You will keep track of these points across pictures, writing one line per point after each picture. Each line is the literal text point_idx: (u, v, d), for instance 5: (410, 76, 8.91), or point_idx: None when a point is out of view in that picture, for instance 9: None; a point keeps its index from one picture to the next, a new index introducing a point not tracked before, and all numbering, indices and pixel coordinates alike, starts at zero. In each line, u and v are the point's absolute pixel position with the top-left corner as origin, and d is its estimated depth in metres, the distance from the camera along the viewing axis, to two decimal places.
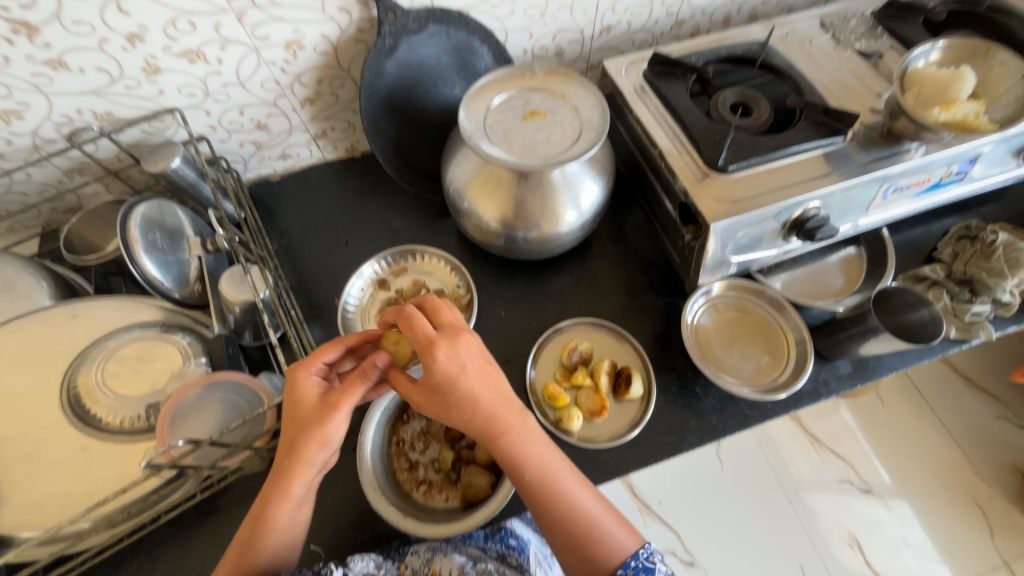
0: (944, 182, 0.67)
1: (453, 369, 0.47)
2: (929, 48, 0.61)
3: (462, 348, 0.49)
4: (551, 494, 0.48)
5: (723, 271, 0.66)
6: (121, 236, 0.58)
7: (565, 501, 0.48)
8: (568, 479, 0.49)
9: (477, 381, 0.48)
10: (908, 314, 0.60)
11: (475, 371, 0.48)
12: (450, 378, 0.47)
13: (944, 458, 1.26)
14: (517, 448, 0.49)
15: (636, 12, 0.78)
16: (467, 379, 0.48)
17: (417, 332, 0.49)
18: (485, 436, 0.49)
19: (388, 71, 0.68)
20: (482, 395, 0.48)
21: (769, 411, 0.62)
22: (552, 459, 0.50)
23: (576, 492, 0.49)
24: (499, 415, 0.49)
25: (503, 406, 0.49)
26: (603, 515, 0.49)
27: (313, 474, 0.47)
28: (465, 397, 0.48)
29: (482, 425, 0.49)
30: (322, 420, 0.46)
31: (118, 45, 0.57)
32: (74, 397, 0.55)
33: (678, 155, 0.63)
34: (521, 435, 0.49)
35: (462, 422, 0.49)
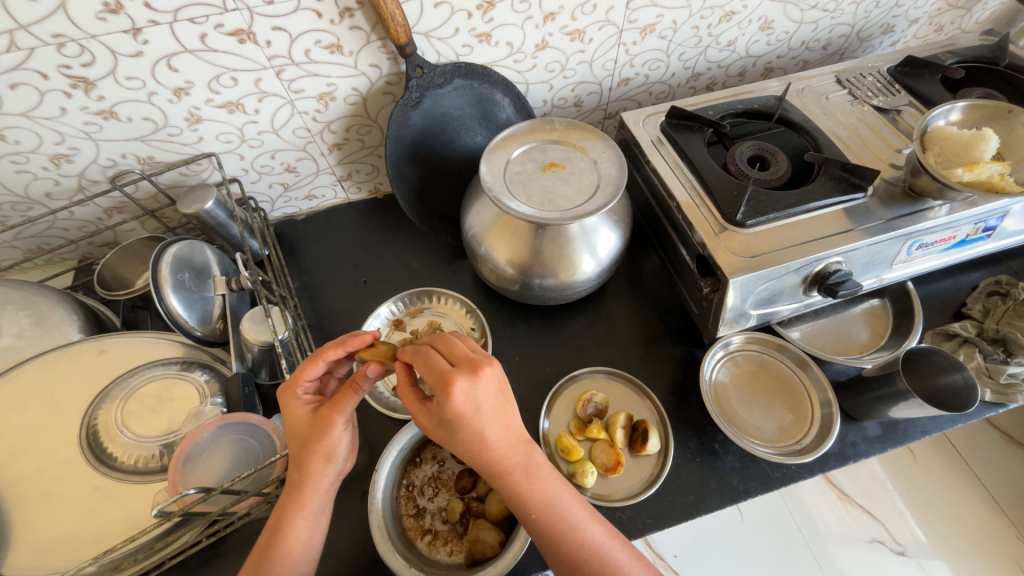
0: (970, 239, 0.66)
1: (468, 407, 0.43)
2: (949, 108, 0.61)
3: (483, 385, 0.44)
4: (559, 534, 0.46)
5: (742, 324, 0.65)
6: (152, 276, 0.59)
7: (572, 539, 0.46)
8: (579, 514, 0.47)
9: (492, 420, 0.45)
10: (939, 378, 0.58)
11: (490, 408, 0.45)
12: (465, 416, 0.43)
13: (983, 520, 1.17)
14: (524, 487, 0.46)
15: (654, 66, 0.80)
16: (480, 419, 0.44)
17: (434, 367, 0.45)
18: (488, 473, 0.46)
19: (413, 121, 0.71)
20: (494, 433, 0.45)
21: (793, 474, 0.60)
22: (560, 493, 0.47)
23: (588, 528, 0.47)
24: (507, 452, 0.46)
25: (511, 442, 0.46)
26: (617, 549, 0.47)
27: (328, 485, 0.48)
28: (477, 435, 0.44)
29: (488, 462, 0.46)
30: (319, 434, 0.46)
31: (165, 98, 0.61)
32: (92, 434, 0.56)
33: (695, 207, 0.63)
34: (524, 475, 0.46)
35: (470, 455, 0.46)
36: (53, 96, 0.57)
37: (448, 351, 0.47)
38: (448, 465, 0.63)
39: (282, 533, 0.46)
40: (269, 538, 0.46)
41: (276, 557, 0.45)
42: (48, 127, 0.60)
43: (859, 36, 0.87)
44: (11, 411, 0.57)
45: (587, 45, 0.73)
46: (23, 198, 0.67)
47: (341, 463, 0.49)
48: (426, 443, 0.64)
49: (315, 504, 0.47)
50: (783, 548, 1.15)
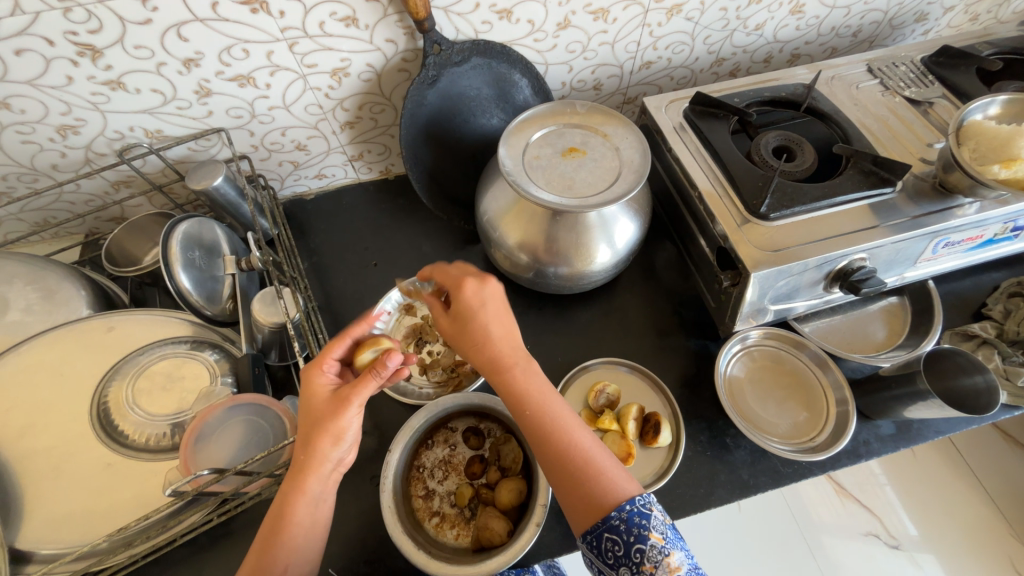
0: (997, 238, 0.64)
1: (476, 300, 0.49)
2: (988, 102, 0.59)
3: (491, 286, 0.50)
4: (546, 429, 0.45)
5: (759, 319, 0.64)
6: (162, 253, 0.58)
7: (558, 437, 0.45)
8: (567, 417, 0.46)
9: (493, 318, 0.49)
10: (960, 379, 0.57)
11: (495, 308, 0.49)
12: (472, 308, 0.49)
13: (977, 516, 1.19)
14: (519, 380, 0.47)
15: (677, 50, 0.77)
16: (489, 316, 0.48)
17: (451, 271, 0.53)
18: (489, 370, 0.48)
19: (429, 100, 0.68)
20: (495, 329, 0.48)
21: (804, 470, 0.59)
22: (555, 397, 0.47)
23: (575, 431, 0.46)
24: (510, 349, 0.48)
25: (511, 341, 0.49)
26: (603, 459, 0.45)
27: (330, 469, 0.47)
28: (483, 328, 0.48)
29: (490, 356, 0.48)
30: (339, 410, 0.45)
31: (174, 69, 0.59)
32: (103, 411, 0.56)
33: (717, 197, 0.62)
34: (523, 368, 0.48)
35: (475, 350, 0.48)
36: (59, 64, 0.55)
37: (464, 267, 0.54)
38: (459, 449, 0.63)
39: (283, 522, 0.44)
40: (270, 528, 0.44)
41: (278, 548, 0.44)
42: (54, 96, 0.58)
43: (891, 23, 0.84)
44: (21, 385, 0.57)
45: (611, 25, 0.70)
46: (29, 169, 0.65)
47: (342, 453, 0.47)
48: (439, 426, 0.64)
49: (315, 488, 0.45)
50: (778, 539, 1.16)
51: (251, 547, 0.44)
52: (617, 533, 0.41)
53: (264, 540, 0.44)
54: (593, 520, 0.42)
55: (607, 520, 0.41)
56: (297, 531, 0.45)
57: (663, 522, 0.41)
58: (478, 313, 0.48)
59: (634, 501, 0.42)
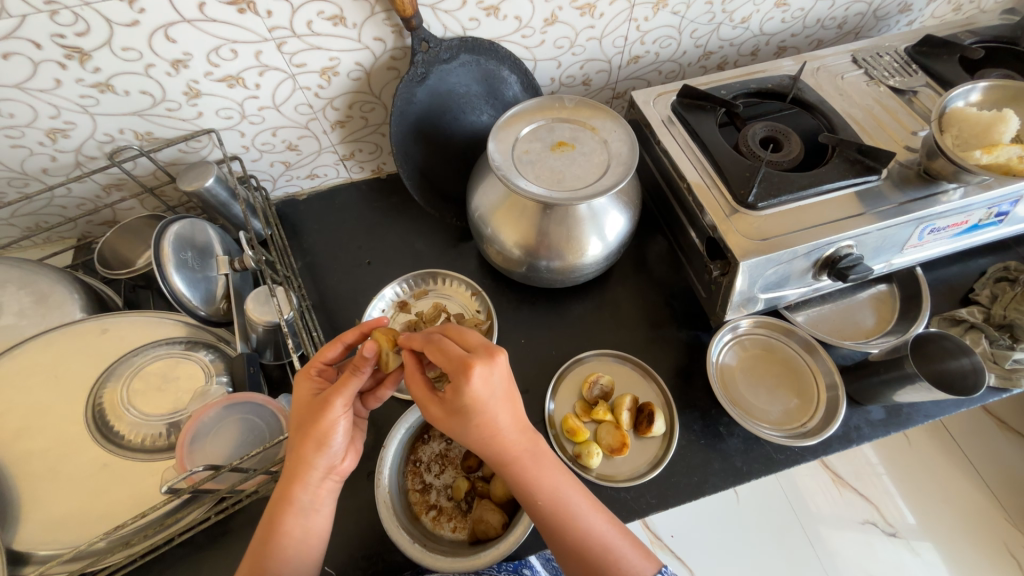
0: (982, 224, 0.65)
1: (484, 393, 0.44)
2: (969, 89, 0.60)
3: (498, 370, 0.45)
4: (564, 520, 0.46)
5: (750, 308, 0.65)
6: (155, 254, 0.59)
7: (575, 528, 0.46)
8: (581, 504, 0.47)
9: (502, 407, 0.46)
10: (947, 362, 0.58)
11: (503, 396, 0.46)
12: (479, 402, 0.44)
13: (972, 502, 1.20)
14: (530, 474, 0.47)
15: (664, 44, 0.78)
16: (492, 409, 0.45)
17: (449, 352, 0.46)
18: (496, 461, 0.47)
19: (419, 98, 0.69)
20: (505, 419, 0.46)
21: (796, 456, 0.60)
22: (567, 484, 0.48)
23: (590, 517, 0.47)
24: (514, 439, 0.47)
25: (520, 431, 0.47)
26: (619, 540, 0.46)
27: (318, 479, 0.46)
28: (488, 422, 0.45)
29: (497, 450, 0.47)
30: (319, 415, 0.45)
31: (163, 70, 0.59)
32: (98, 413, 0.56)
33: (706, 188, 0.62)
34: (532, 461, 0.47)
35: (479, 444, 0.47)
36: (47, 68, 0.55)
37: (462, 337, 0.48)
38: (455, 443, 0.64)
39: (272, 529, 0.45)
40: (264, 539, 0.45)
41: (269, 551, 0.44)
42: (42, 99, 0.58)
43: (875, 15, 0.85)
44: (15, 389, 0.57)
45: (598, 20, 0.70)
46: (20, 174, 0.65)
47: (332, 459, 0.46)
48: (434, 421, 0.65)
49: (303, 497, 0.45)
50: (777, 529, 1.17)
51: (248, 552, 0.45)
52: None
53: (258, 549, 0.45)
54: None
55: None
56: (286, 542, 0.45)
57: None
58: (483, 409, 0.45)
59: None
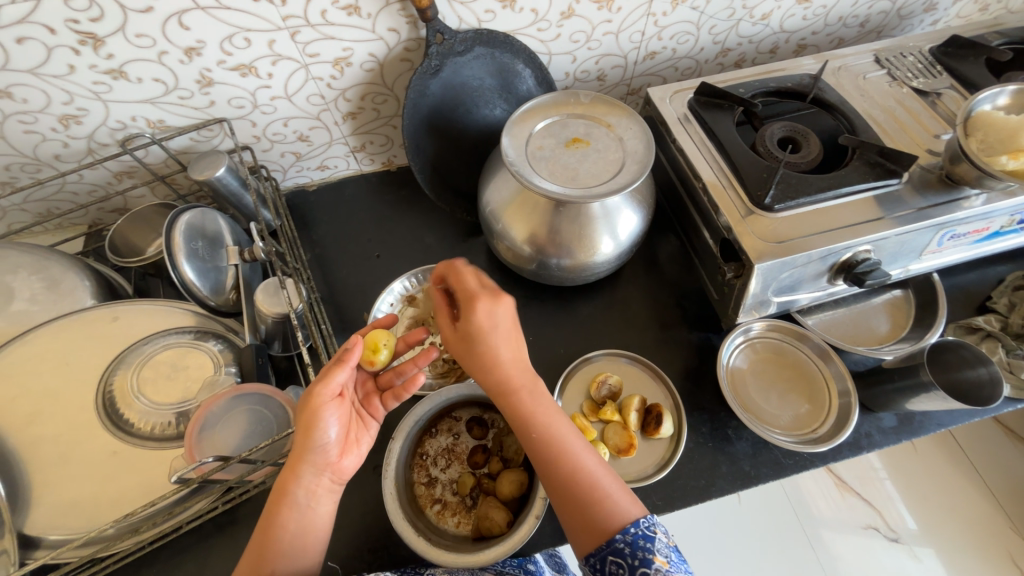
0: (1004, 231, 0.64)
1: (488, 322, 0.47)
2: (997, 92, 0.58)
3: (504, 306, 0.48)
4: (557, 454, 0.46)
5: (763, 311, 0.64)
6: (166, 244, 0.59)
7: (567, 461, 0.46)
8: (571, 441, 0.47)
9: (504, 339, 0.48)
10: (963, 371, 0.57)
11: (505, 328, 0.48)
12: (484, 330, 0.47)
13: (977, 510, 1.19)
14: (525, 405, 0.47)
15: (682, 40, 0.77)
16: (494, 335, 0.48)
17: (467, 282, 0.49)
18: (496, 391, 0.48)
19: (432, 90, 0.68)
20: (505, 350, 0.48)
21: (805, 461, 0.60)
22: (560, 422, 0.48)
23: (580, 456, 0.46)
24: (512, 369, 0.48)
25: (519, 365, 0.48)
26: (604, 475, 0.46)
27: (311, 474, 0.46)
28: (490, 349, 0.47)
29: (498, 379, 0.48)
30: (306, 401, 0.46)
31: (176, 58, 0.59)
32: (108, 400, 0.57)
33: (722, 189, 0.61)
34: (530, 394, 0.48)
35: (481, 370, 0.48)
36: (60, 53, 0.55)
37: (479, 273, 0.51)
38: (463, 438, 0.63)
39: (271, 524, 0.45)
40: (261, 533, 0.45)
41: (269, 551, 0.44)
42: (55, 85, 0.58)
43: (899, 13, 0.82)
44: (27, 373, 0.57)
45: (615, 14, 0.69)
46: (32, 159, 0.65)
47: (325, 454, 0.46)
48: (443, 415, 0.64)
49: (299, 491, 0.46)
50: (780, 532, 1.17)
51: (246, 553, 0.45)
52: (621, 556, 0.41)
53: (257, 544, 0.44)
54: (597, 543, 0.43)
55: (611, 544, 0.42)
56: (284, 536, 0.45)
57: (667, 545, 0.42)
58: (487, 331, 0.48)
59: (640, 524, 0.43)
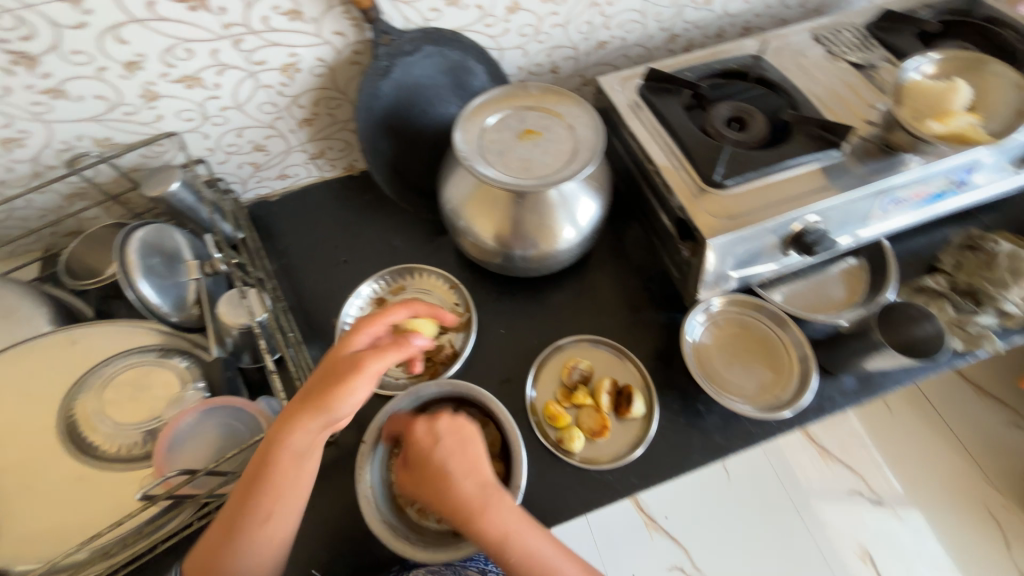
0: (943, 193, 0.67)
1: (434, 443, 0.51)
2: (921, 60, 0.61)
3: (451, 434, 0.51)
4: (511, 546, 0.46)
5: (722, 286, 0.66)
6: (120, 262, 0.58)
7: (525, 551, 0.46)
8: (527, 530, 0.47)
9: (454, 454, 0.50)
10: (912, 330, 0.60)
11: (453, 441, 0.51)
12: (435, 456, 0.50)
13: (955, 467, 1.24)
14: (477, 508, 0.47)
15: (629, 28, 0.78)
16: (461, 455, 0.50)
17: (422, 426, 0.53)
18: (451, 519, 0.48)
19: (384, 92, 0.68)
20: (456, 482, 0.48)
21: (773, 429, 0.61)
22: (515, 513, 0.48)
23: (537, 542, 0.47)
24: (460, 477, 0.48)
25: (472, 468, 0.49)
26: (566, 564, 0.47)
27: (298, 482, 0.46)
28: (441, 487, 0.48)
29: (450, 497, 0.48)
30: (353, 377, 0.46)
31: (117, 73, 0.58)
32: (71, 425, 0.55)
33: (674, 171, 0.63)
34: (487, 506, 0.47)
35: (432, 495, 0.49)
36: None
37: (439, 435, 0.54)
38: None
39: (240, 526, 0.44)
40: (225, 533, 0.44)
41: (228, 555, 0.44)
42: None
43: None
44: None
45: (560, 6, 0.70)
46: None
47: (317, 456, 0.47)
48: None
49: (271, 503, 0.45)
50: (769, 505, 1.21)
51: (207, 543, 0.44)
52: None
53: (219, 541, 0.44)
54: None
55: None
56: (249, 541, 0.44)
57: None
58: (458, 453, 0.50)
59: None
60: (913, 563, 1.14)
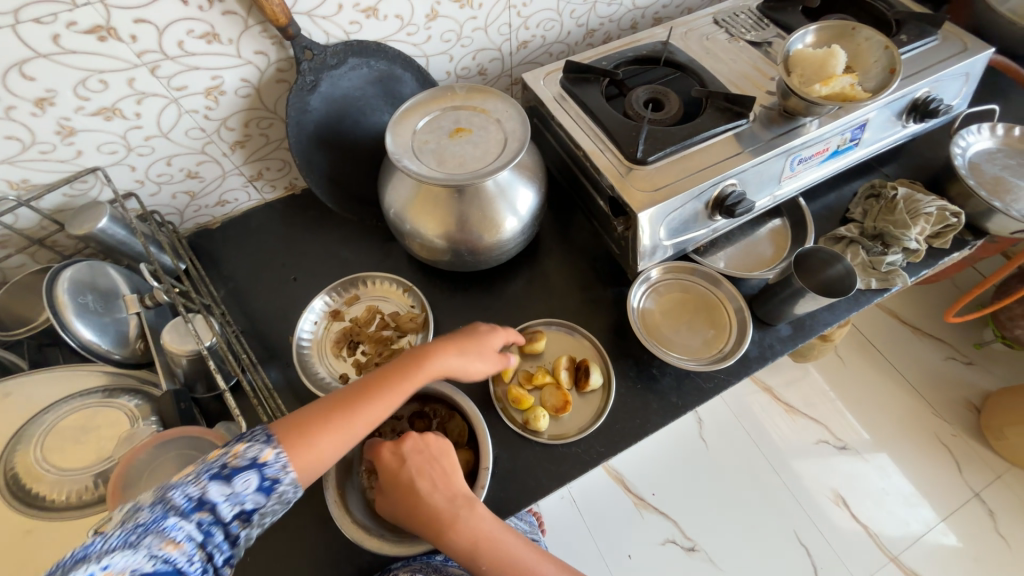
0: (843, 149, 0.74)
1: (416, 456, 0.53)
2: (803, 33, 0.67)
3: (429, 447, 0.54)
4: (487, 551, 0.50)
5: (660, 256, 0.70)
6: (49, 303, 0.56)
7: (500, 553, 0.50)
8: (503, 532, 0.51)
9: (430, 468, 0.53)
10: (827, 272, 0.65)
11: (431, 458, 0.53)
12: (416, 471, 0.52)
13: (903, 403, 1.34)
14: (457, 516, 0.50)
15: (548, 27, 0.82)
16: (435, 473, 0.52)
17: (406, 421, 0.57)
18: (432, 531, 0.50)
19: (314, 106, 0.69)
20: (436, 494, 0.51)
21: (722, 381, 0.66)
22: (491, 518, 0.52)
23: (511, 543, 0.51)
24: (440, 490, 0.51)
25: (446, 480, 0.52)
26: (537, 563, 0.51)
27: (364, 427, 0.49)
28: (423, 500, 0.51)
29: (428, 510, 0.51)
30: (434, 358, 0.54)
31: (27, 111, 0.56)
32: (11, 478, 0.52)
33: (601, 153, 0.67)
34: (465, 511, 0.51)
35: (411, 511, 0.51)
36: None
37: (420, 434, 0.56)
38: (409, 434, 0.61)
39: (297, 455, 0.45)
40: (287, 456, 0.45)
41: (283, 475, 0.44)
42: None
43: None
44: None
45: (478, 11, 0.74)
46: None
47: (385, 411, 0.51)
48: None
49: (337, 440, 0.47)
50: (747, 465, 1.27)
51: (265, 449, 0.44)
52: None
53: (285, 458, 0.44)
54: None
55: None
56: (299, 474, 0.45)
57: None
58: (429, 472, 0.52)
59: None
60: (879, 497, 1.23)
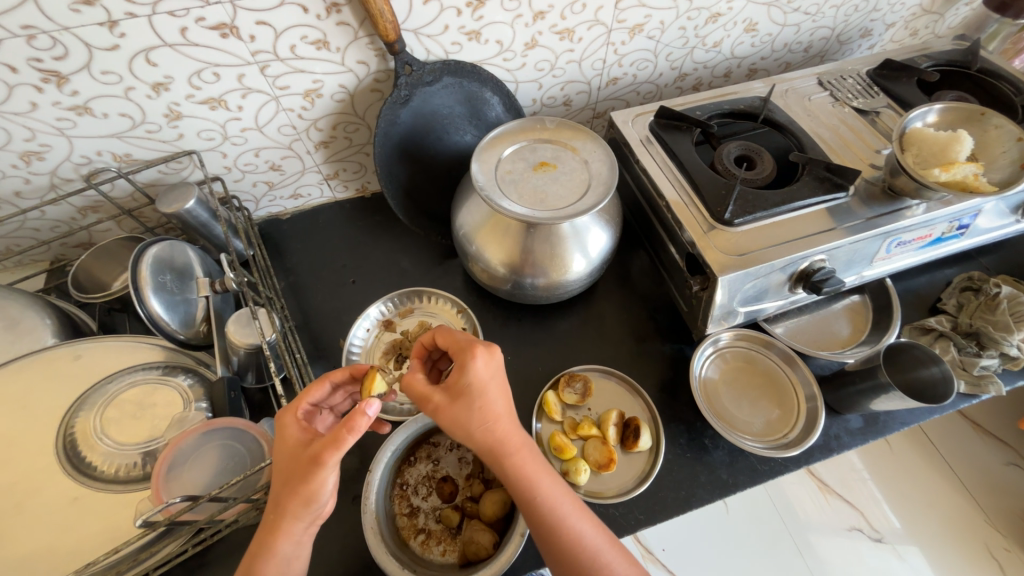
0: (945, 237, 0.68)
1: (486, 375, 0.46)
2: (926, 111, 0.63)
3: (498, 358, 0.48)
4: (518, 488, 0.45)
5: (730, 321, 0.66)
6: (132, 278, 0.57)
7: (525, 492, 0.45)
8: (537, 467, 0.46)
9: (489, 393, 0.46)
10: (919, 371, 0.61)
11: (495, 385, 0.46)
12: (479, 384, 0.46)
13: (954, 505, 1.22)
14: (506, 452, 0.45)
15: (641, 67, 0.81)
16: (491, 394, 0.46)
17: (455, 338, 0.50)
18: (487, 456, 0.45)
19: (402, 119, 0.70)
20: (502, 407, 0.46)
21: (779, 467, 0.61)
22: (536, 460, 0.46)
23: (541, 479, 0.45)
24: (496, 409, 0.46)
25: (509, 419, 0.46)
26: (575, 517, 0.45)
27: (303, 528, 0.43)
28: (487, 409, 0.45)
29: (489, 440, 0.45)
30: (301, 474, 0.42)
31: (143, 93, 0.59)
32: (69, 442, 0.54)
33: (683, 206, 0.64)
34: (521, 453, 0.45)
35: (473, 430, 0.45)
36: (22, 91, 0.54)
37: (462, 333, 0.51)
38: (442, 464, 0.63)
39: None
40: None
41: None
42: (17, 122, 0.57)
43: (838, 39, 0.89)
44: None
45: (576, 44, 0.73)
46: None
47: (320, 508, 0.43)
48: (421, 442, 0.64)
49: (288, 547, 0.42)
50: (769, 539, 1.19)
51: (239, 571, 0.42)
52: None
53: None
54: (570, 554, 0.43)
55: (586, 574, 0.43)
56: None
57: None
58: (478, 401, 0.45)
59: None
60: None
